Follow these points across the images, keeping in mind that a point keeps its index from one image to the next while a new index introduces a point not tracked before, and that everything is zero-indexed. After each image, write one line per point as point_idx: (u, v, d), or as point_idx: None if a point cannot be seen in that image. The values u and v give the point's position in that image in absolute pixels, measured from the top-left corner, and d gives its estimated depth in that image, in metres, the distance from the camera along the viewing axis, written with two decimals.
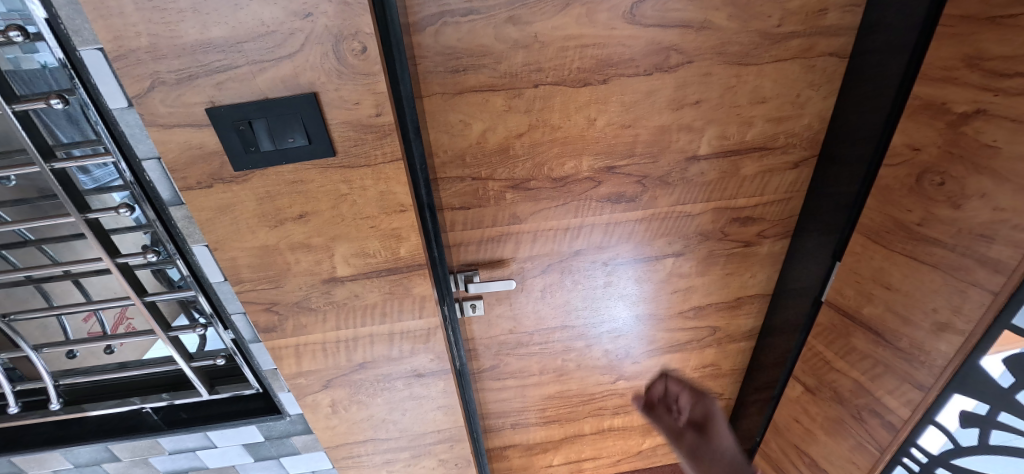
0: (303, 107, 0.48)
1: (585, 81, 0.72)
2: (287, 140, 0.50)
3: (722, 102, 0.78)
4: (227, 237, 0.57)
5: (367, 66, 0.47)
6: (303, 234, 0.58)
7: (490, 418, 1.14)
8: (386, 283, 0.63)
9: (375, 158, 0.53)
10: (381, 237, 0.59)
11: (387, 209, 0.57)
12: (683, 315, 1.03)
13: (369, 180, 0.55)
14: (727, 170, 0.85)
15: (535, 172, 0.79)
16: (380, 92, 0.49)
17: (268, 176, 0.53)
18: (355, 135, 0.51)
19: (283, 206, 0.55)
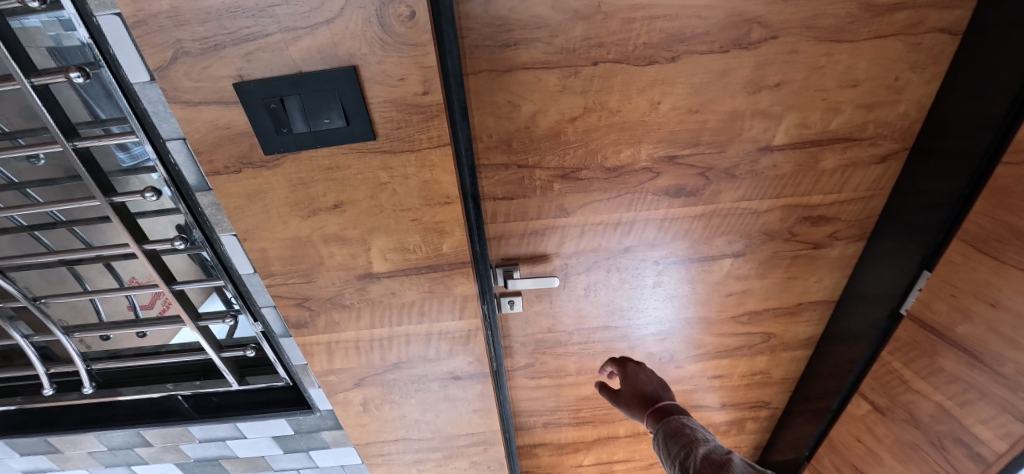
0: (341, 83, 0.42)
1: (650, 58, 0.63)
2: (322, 120, 0.44)
3: (806, 85, 0.68)
4: (256, 227, 0.52)
5: (415, 34, 0.40)
6: (338, 227, 0.52)
7: (521, 416, 1.10)
8: (425, 280, 0.57)
9: (419, 142, 0.46)
10: (423, 232, 0.53)
11: (430, 201, 0.51)
12: (737, 320, 0.95)
13: (412, 168, 0.48)
14: (804, 164, 0.75)
15: (587, 160, 0.71)
16: (428, 65, 0.42)
17: (301, 161, 0.47)
18: (397, 116, 0.45)
19: (317, 194, 0.49)
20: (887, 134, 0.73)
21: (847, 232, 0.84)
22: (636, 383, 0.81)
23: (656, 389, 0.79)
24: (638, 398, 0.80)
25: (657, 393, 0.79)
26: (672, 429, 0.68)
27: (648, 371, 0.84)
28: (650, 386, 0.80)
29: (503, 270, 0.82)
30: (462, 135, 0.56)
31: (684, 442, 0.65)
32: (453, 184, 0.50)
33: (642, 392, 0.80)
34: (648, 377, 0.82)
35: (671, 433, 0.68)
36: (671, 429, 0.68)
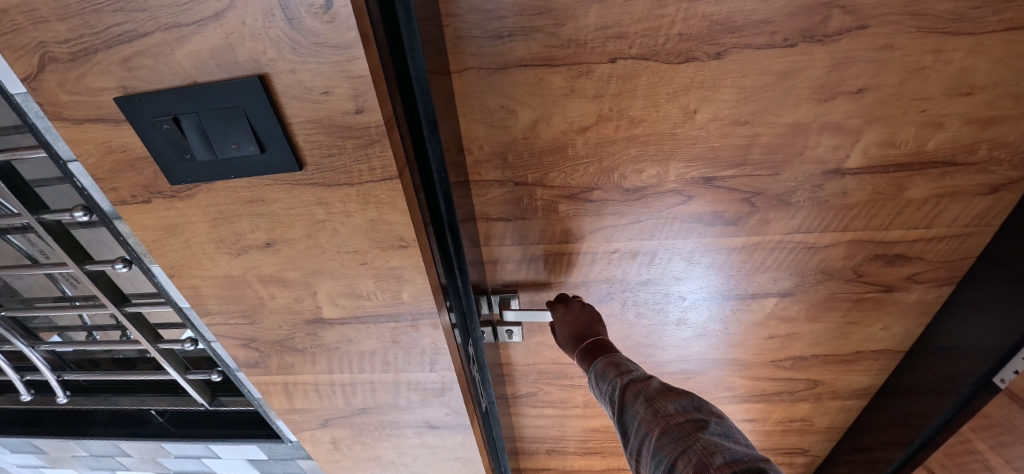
0: (245, 98, 0.31)
1: (687, 54, 0.49)
2: (228, 146, 0.33)
3: (898, 91, 0.51)
4: (184, 263, 0.43)
5: (336, 33, 0.28)
6: (274, 268, 0.43)
7: (523, 442, 1.01)
8: (386, 329, 0.48)
9: (359, 175, 0.36)
10: (377, 277, 0.43)
11: (381, 244, 0.40)
12: (776, 365, 0.81)
13: (354, 204, 0.38)
14: (882, 192, 0.59)
15: (600, 179, 0.58)
16: (359, 75, 0.30)
17: (217, 192, 0.37)
18: (327, 141, 0.34)
19: (244, 230, 0.40)
20: (1006, 158, 0.55)
21: (931, 275, 0.67)
22: (567, 320, 0.67)
23: (589, 327, 0.67)
24: (570, 336, 0.68)
25: (590, 332, 0.67)
26: (601, 369, 0.62)
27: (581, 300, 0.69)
28: (582, 324, 0.67)
29: (498, 298, 0.71)
30: (432, 154, 0.44)
31: (609, 376, 0.61)
32: (408, 227, 0.39)
33: (574, 331, 0.68)
34: (579, 310, 0.67)
35: (599, 370, 0.63)
36: (598, 367, 0.63)
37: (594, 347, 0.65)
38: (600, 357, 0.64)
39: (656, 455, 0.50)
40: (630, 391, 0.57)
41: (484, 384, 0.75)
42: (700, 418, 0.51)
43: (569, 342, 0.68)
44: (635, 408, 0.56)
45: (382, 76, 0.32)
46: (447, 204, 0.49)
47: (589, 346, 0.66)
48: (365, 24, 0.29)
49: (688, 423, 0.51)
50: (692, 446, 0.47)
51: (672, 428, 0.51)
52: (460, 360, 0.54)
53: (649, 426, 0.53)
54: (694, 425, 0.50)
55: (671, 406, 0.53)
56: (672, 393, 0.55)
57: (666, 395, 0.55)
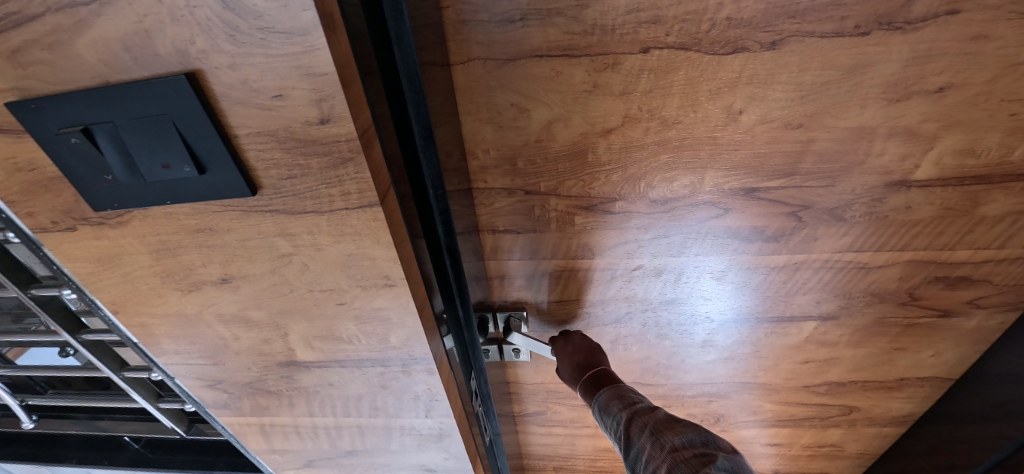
0: (171, 103, 0.23)
1: (737, 44, 0.41)
2: (156, 166, 0.26)
3: (988, 91, 0.43)
4: (128, 299, 0.37)
5: (286, 14, 0.20)
6: (235, 306, 0.37)
7: (526, 460, 0.95)
8: (374, 376, 0.43)
9: (329, 200, 0.29)
10: (357, 318, 0.37)
11: (360, 282, 0.34)
12: (809, 390, 0.73)
13: (326, 236, 0.31)
14: (954, 208, 0.51)
15: (625, 188, 0.50)
16: (322, 72, 0.22)
17: (156, 219, 0.31)
18: (287, 160, 0.27)
19: (194, 264, 0.34)
20: None
21: (998, 300, 0.59)
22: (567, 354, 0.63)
23: (590, 357, 0.62)
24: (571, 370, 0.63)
25: (591, 362, 0.62)
26: (604, 402, 0.57)
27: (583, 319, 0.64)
28: (584, 355, 0.62)
29: (503, 316, 0.64)
30: (427, 169, 0.36)
31: (613, 409, 0.56)
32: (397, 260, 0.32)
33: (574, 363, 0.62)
34: (580, 340, 0.63)
35: (602, 403, 0.57)
36: (601, 400, 0.57)
37: (593, 376, 0.60)
38: (604, 388, 0.58)
39: None
40: (635, 424, 0.53)
41: (489, 415, 0.68)
42: (708, 453, 0.46)
43: (571, 375, 0.62)
44: (641, 443, 0.51)
45: (356, 74, 0.24)
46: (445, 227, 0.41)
47: (589, 375, 0.60)
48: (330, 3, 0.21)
49: (695, 459, 0.45)
50: None
51: (679, 465, 0.45)
52: (461, 403, 0.48)
53: (655, 463, 0.48)
54: (702, 460, 0.45)
55: (677, 440, 0.48)
56: (677, 424, 0.50)
57: (671, 427, 0.51)
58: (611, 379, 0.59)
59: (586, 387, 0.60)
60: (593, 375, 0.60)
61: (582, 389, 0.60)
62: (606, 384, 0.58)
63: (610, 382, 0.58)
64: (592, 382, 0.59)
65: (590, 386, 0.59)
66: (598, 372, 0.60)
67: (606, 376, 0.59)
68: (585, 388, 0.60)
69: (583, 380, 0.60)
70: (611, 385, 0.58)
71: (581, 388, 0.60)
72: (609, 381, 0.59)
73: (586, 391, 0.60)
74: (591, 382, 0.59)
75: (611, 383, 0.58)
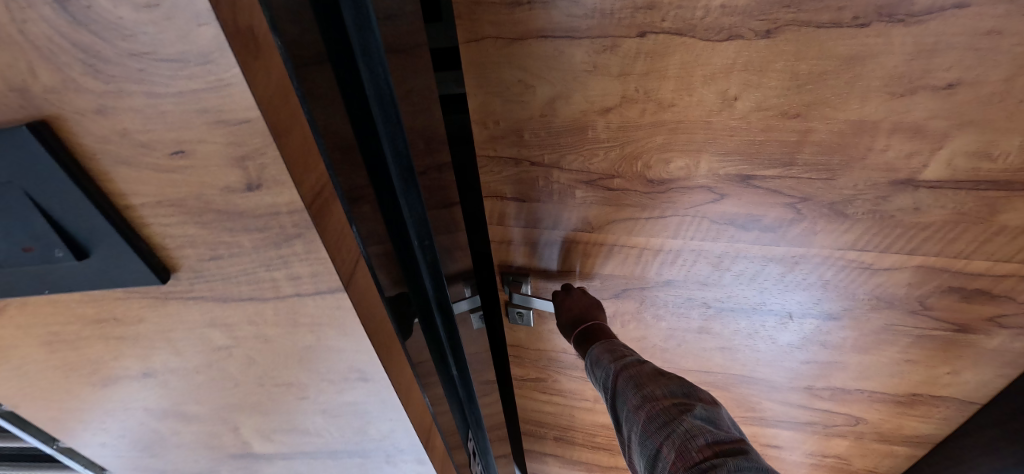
0: (11, 169, 0.21)
1: (730, 31, 0.43)
2: (17, 249, 0.24)
3: (1005, 89, 0.41)
4: (28, 399, 0.38)
5: (184, 46, 0.19)
6: (171, 401, 0.40)
7: (529, 425, 1.00)
8: (354, 461, 0.52)
9: (270, 284, 0.31)
10: (322, 413, 0.44)
11: (327, 375, 0.39)
12: (812, 393, 0.72)
13: (280, 331, 0.35)
14: (968, 213, 0.49)
15: (621, 166, 0.54)
16: (244, 118, 0.21)
17: (44, 306, 0.30)
18: (207, 237, 0.27)
19: (104, 361, 0.35)
20: None
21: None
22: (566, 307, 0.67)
23: (587, 312, 0.67)
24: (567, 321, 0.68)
25: (587, 317, 0.67)
26: (597, 354, 0.64)
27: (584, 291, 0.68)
28: (582, 309, 0.67)
29: (509, 279, 0.70)
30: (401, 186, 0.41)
31: (604, 361, 0.63)
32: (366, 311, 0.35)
33: (571, 316, 0.67)
34: (580, 295, 0.67)
35: (596, 356, 0.64)
36: (594, 354, 0.64)
37: (590, 332, 0.65)
38: (598, 343, 0.65)
39: (644, 438, 0.53)
40: (623, 376, 0.59)
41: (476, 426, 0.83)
42: (686, 401, 0.53)
43: (567, 327, 0.67)
44: (626, 393, 0.58)
45: (293, 106, 0.24)
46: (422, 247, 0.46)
47: (585, 330, 0.66)
48: (244, 20, 0.20)
49: (674, 407, 0.53)
50: (676, 430, 0.50)
51: (659, 413, 0.53)
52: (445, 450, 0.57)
53: (638, 410, 0.55)
54: (679, 408, 0.52)
55: (658, 390, 0.55)
56: (660, 378, 0.57)
57: (655, 379, 0.57)
58: (607, 337, 0.65)
59: (582, 340, 0.66)
60: (590, 331, 0.65)
61: (579, 341, 0.67)
62: (603, 341, 0.65)
63: (607, 339, 0.65)
64: (589, 337, 0.65)
65: (586, 339, 0.66)
66: (595, 329, 0.66)
67: (602, 332, 0.65)
68: (582, 341, 0.66)
69: (580, 333, 0.66)
70: (607, 341, 0.64)
71: (578, 340, 0.67)
72: (606, 339, 0.65)
73: (583, 343, 0.66)
74: (589, 337, 0.65)
75: (606, 340, 0.65)
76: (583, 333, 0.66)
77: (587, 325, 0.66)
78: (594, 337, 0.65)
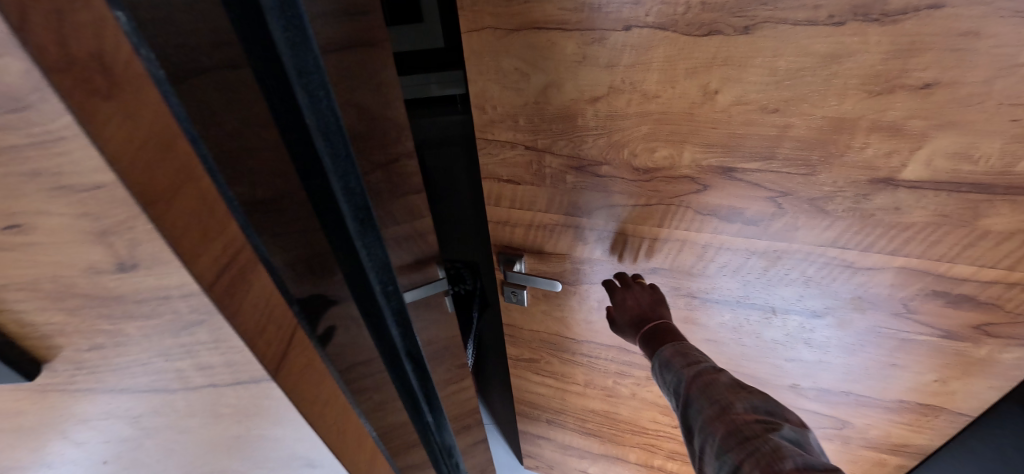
0: None
1: (711, 27, 0.45)
2: None
3: (984, 91, 0.42)
4: None
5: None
6: None
7: (523, 406, 1.04)
8: None
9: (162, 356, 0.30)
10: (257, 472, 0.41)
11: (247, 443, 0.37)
12: (797, 392, 0.73)
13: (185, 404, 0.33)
14: (950, 216, 0.49)
15: (610, 154, 0.56)
16: (95, 182, 0.20)
17: None
18: (82, 325, 0.27)
19: None
20: None
21: (1011, 330, 0.55)
22: (626, 305, 0.65)
23: (651, 311, 0.64)
24: (630, 322, 0.65)
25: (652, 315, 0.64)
26: (665, 356, 0.57)
27: (645, 284, 0.67)
28: (643, 309, 0.64)
29: (504, 258, 0.73)
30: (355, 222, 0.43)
31: (675, 365, 0.56)
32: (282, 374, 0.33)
33: (632, 315, 0.65)
34: (638, 293, 0.65)
35: (664, 358, 0.57)
36: (663, 356, 0.58)
37: (653, 333, 0.61)
38: (666, 344, 0.59)
39: (717, 456, 0.45)
40: (697, 383, 0.52)
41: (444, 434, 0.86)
42: (771, 420, 0.45)
43: (631, 327, 0.64)
44: (699, 403, 0.50)
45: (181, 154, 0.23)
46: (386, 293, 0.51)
47: (656, 332, 0.61)
48: (96, 50, 0.19)
49: (756, 424, 0.45)
50: (759, 449, 0.42)
51: (739, 429, 0.45)
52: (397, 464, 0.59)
53: (711, 423, 0.47)
54: (763, 426, 0.45)
55: (739, 404, 0.47)
56: (742, 390, 0.49)
57: (735, 391, 0.49)
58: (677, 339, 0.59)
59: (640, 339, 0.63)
60: (660, 333, 0.61)
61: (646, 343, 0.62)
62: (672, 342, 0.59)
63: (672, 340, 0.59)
64: (652, 336, 0.61)
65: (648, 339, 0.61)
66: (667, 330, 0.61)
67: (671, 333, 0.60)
68: (646, 342, 0.62)
69: (646, 334, 0.62)
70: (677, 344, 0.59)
71: (642, 342, 0.63)
72: (674, 339, 0.59)
73: (647, 345, 0.61)
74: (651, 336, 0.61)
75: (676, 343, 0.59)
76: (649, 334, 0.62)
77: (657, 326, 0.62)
78: (655, 336, 0.61)
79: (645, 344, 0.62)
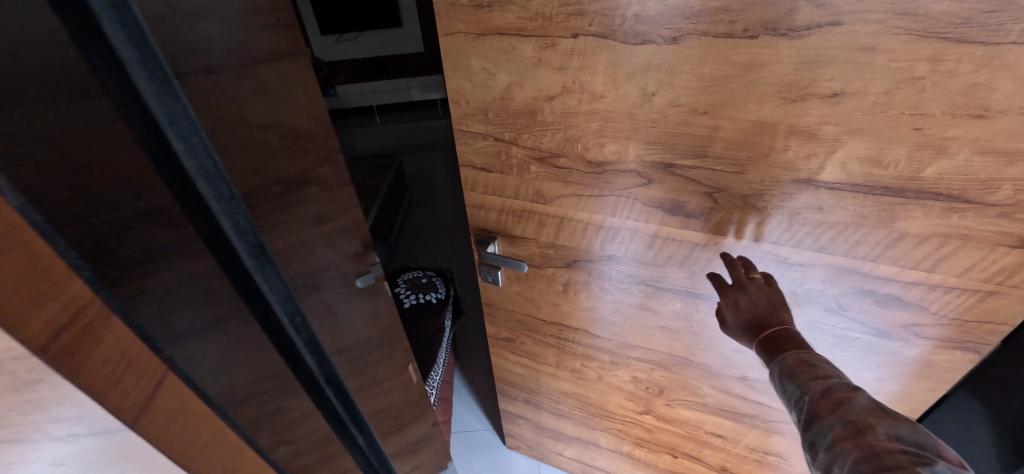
0: None
1: (645, 37, 0.51)
2: None
3: (886, 101, 0.46)
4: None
5: None
6: None
7: (504, 385, 1.11)
8: None
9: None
10: None
11: None
12: (746, 383, 0.77)
13: None
14: (868, 217, 0.53)
15: (566, 147, 0.63)
16: None
17: None
18: None
19: None
20: None
21: (939, 332, 0.58)
22: (738, 306, 0.57)
23: (767, 314, 0.55)
24: (741, 325, 0.56)
25: (769, 320, 0.54)
26: (788, 365, 0.48)
27: (757, 283, 0.58)
28: (757, 313, 0.55)
29: (480, 240, 0.81)
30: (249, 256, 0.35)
31: (799, 377, 0.46)
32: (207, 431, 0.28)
33: (745, 317, 0.55)
34: (755, 295, 0.57)
35: (786, 367, 0.48)
36: (784, 364, 0.48)
37: (767, 337, 0.52)
38: (786, 352, 0.49)
39: None
40: (827, 400, 0.43)
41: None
42: (918, 452, 0.36)
43: (745, 332, 0.54)
44: (829, 422, 0.41)
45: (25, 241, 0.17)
46: (296, 326, 0.43)
47: (774, 337, 0.51)
48: None
49: (901, 455, 0.36)
50: None
51: (879, 459, 0.36)
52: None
53: (845, 448, 0.39)
54: (912, 460, 0.35)
55: (880, 429, 0.38)
56: (885, 414, 0.40)
57: (875, 414, 0.40)
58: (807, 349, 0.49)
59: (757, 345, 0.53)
60: (776, 339, 0.51)
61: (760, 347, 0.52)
62: (795, 349, 0.49)
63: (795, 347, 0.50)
64: (770, 343, 0.51)
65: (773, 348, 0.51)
66: (791, 339, 0.51)
67: (796, 342, 0.50)
68: (760, 346, 0.52)
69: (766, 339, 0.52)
70: (805, 353, 0.49)
71: (755, 345, 0.53)
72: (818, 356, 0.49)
73: (762, 350, 0.52)
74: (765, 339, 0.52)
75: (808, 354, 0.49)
76: (766, 340, 0.52)
77: (786, 334, 0.52)
78: (773, 341, 0.51)
79: (762, 350, 0.52)
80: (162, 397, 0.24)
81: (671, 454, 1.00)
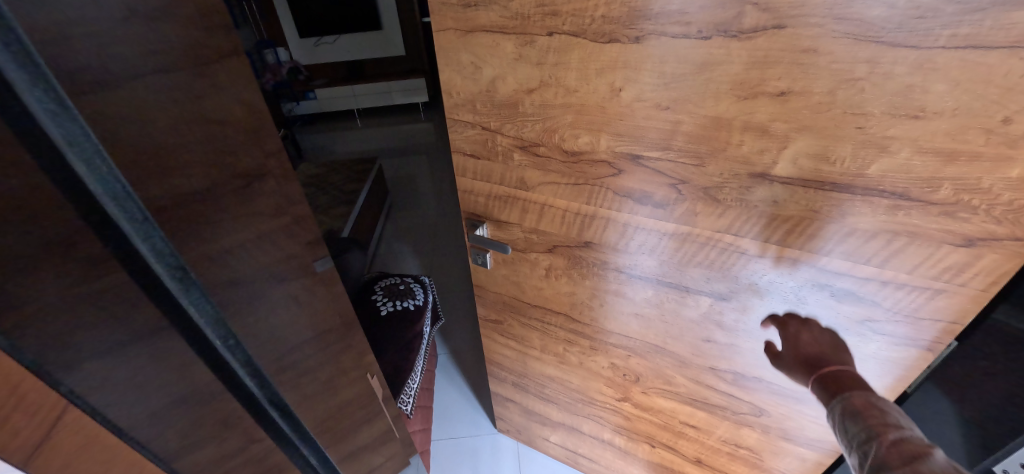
0: None
1: (611, 36, 0.55)
2: None
3: (830, 101, 0.49)
4: None
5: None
6: None
7: (493, 367, 1.17)
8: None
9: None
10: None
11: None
12: (716, 374, 0.80)
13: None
14: (819, 211, 0.56)
15: (545, 137, 0.68)
16: None
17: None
18: None
19: None
20: (980, 206, 0.48)
21: (893, 329, 0.60)
22: (799, 340, 0.62)
23: (820, 360, 0.56)
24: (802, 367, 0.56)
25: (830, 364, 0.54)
26: (853, 405, 0.47)
27: (824, 329, 0.62)
28: (813, 358, 0.57)
29: (470, 223, 0.86)
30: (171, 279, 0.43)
31: (864, 421, 0.45)
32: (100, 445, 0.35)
33: (805, 358, 0.58)
34: (817, 334, 0.61)
35: (849, 408, 0.47)
36: (850, 404, 0.47)
37: (825, 381, 0.52)
38: (845, 396, 0.48)
39: None
40: (892, 446, 0.40)
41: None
42: None
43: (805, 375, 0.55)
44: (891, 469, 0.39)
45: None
46: (227, 347, 0.50)
47: (830, 378, 0.52)
48: None
49: None
50: None
51: None
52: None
53: None
54: None
55: None
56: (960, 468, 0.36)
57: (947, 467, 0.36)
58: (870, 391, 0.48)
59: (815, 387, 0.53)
60: (830, 380, 0.51)
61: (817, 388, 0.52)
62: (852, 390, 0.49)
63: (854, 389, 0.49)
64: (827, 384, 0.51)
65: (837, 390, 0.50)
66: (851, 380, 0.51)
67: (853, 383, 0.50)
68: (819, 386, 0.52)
69: (824, 381, 0.52)
70: (867, 396, 0.47)
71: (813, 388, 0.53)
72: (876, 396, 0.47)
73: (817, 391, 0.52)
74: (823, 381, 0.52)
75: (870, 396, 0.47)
76: (821, 383, 0.52)
77: (843, 378, 0.51)
78: (831, 383, 0.51)
79: (820, 389, 0.52)
80: (57, 430, 0.31)
81: (649, 442, 1.03)
